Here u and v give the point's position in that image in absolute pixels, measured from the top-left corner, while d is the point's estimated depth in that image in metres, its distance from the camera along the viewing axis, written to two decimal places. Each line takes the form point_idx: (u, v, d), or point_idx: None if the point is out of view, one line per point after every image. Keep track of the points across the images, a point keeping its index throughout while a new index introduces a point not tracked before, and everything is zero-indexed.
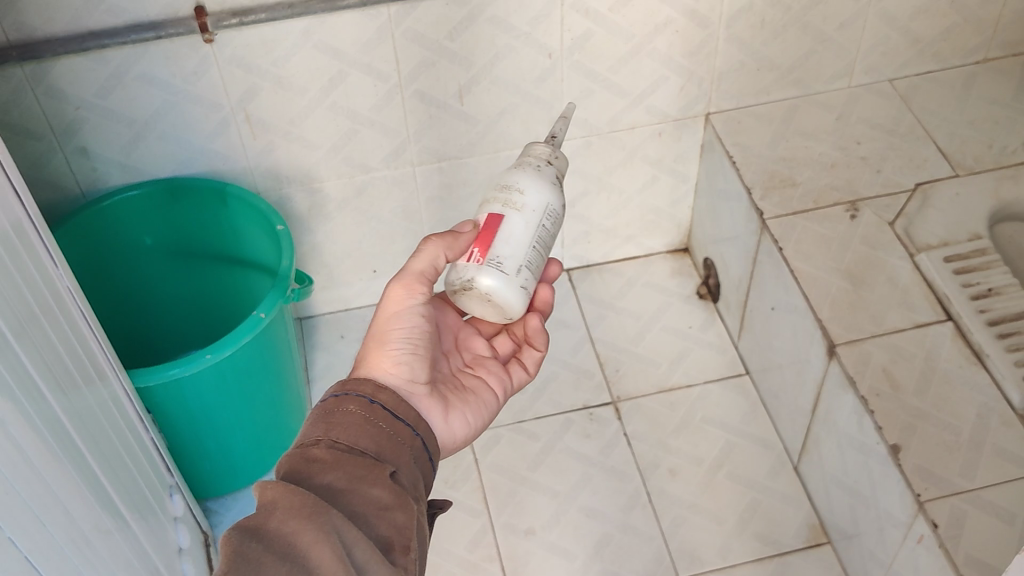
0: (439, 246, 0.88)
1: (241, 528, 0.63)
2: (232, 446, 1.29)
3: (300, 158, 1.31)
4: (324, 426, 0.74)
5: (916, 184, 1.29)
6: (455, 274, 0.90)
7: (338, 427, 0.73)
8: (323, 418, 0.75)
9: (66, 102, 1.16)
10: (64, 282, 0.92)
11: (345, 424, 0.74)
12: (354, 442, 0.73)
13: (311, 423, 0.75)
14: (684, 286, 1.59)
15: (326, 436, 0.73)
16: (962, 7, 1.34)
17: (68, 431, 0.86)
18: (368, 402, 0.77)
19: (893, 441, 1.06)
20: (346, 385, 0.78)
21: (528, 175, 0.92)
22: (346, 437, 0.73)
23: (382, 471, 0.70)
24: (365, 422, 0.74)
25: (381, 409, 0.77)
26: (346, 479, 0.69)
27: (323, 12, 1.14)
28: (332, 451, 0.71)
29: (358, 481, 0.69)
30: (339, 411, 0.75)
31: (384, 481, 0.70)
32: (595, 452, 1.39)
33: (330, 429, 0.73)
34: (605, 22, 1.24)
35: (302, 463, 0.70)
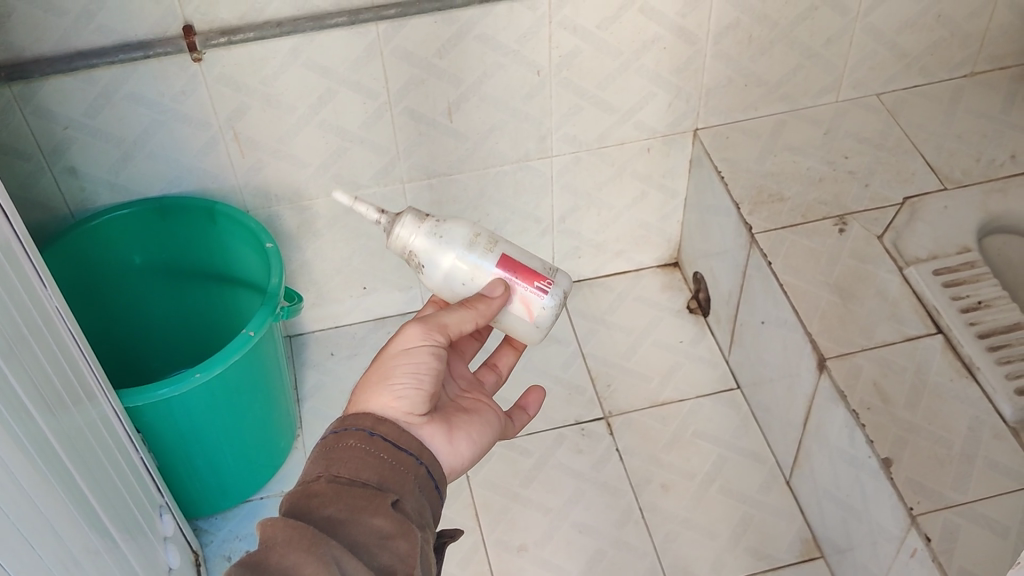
0: (472, 312, 0.91)
1: (241, 563, 0.64)
2: (222, 465, 1.28)
3: (289, 176, 1.31)
4: (325, 461, 0.73)
5: (904, 199, 1.30)
6: (542, 317, 0.98)
7: (338, 462, 0.73)
8: (324, 454, 0.74)
9: (54, 122, 1.15)
10: (51, 302, 0.91)
11: (346, 458, 0.73)
12: (356, 474, 0.72)
13: (312, 460, 0.75)
14: (675, 300, 1.59)
15: (327, 471, 0.72)
16: (948, 22, 1.35)
17: (57, 453, 0.86)
18: (368, 435, 0.76)
19: (885, 455, 1.06)
20: (346, 421, 0.78)
21: (459, 241, 0.94)
22: (347, 470, 0.72)
23: (383, 501, 0.70)
24: (366, 455, 0.73)
25: (383, 441, 0.75)
26: (348, 511, 0.69)
27: (311, 31, 1.14)
28: (333, 484, 0.71)
29: (359, 511, 0.69)
30: (340, 445, 0.74)
31: (385, 511, 0.69)
32: (587, 468, 1.38)
33: (331, 465, 0.73)
34: (593, 39, 1.25)
35: (303, 500, 0.70)
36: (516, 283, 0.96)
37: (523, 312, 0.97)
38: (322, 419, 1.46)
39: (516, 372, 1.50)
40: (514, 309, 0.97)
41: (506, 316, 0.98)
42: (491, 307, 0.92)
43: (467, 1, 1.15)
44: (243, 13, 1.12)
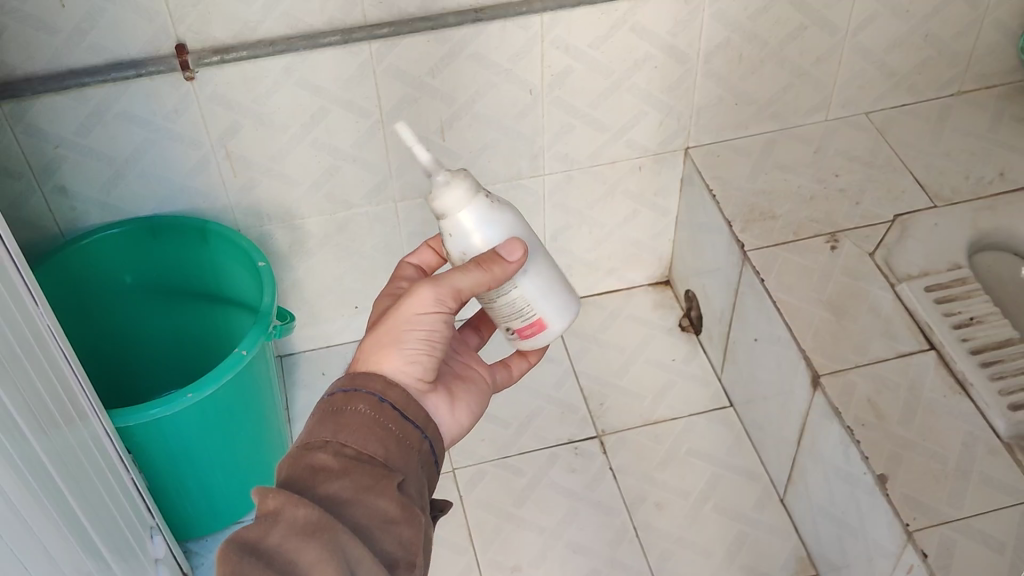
0: (486, 275, 0.82)
1: (237, 551, 0.63)
2: (213, 484, 1.26)
3: (281, 194, 1.31)
4: (332, 426, 0.72)
5: (895, 216, 1.30)
6: None
7: (347, 427, 0.72)
8: (331, 416, 0.73)
9: (45, 141, 1.15)
10: (44, 320, 0.90)
11: (354, 425, 0.72)
12: (362, 448, 0.71)
13: (318, 419, 0.73)
14: (667, 318, 1.59)
15: (334, 438, 0.71)
16: (936, 41, 1.37)
17: (51, 474, 0.85)
18: (379, 401, 0.75)
19: (880, 470, 1.06)
20: (355, 380, 0.76)
21: None
22: (354, 440, 0.71)
23: (389, 482, 0.69)
24: (374, 425, 0.73)
25: (391, 409, 0.75)
26: (354, 489, 0.68)
27: (304, 50, 1.14)
28: (341, 458, 0.70)
29: (364, 492, 0.68)
30: (349, 410, 0.73)
31: (390, 493, 0.69)
32: (581, 487, 1.38)
33: (339, 431, 0.72)
34: (585, 59, 1.25)
35: (310, 470, 0.69)
36: None
37: (561, 296, 0.92)
38: None
39: (509, 391, 1.49)
40: None
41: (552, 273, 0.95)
42: (508, 272, 0.83)
43: (461, 21, 1.16)
44: (235, 31, 1.11)
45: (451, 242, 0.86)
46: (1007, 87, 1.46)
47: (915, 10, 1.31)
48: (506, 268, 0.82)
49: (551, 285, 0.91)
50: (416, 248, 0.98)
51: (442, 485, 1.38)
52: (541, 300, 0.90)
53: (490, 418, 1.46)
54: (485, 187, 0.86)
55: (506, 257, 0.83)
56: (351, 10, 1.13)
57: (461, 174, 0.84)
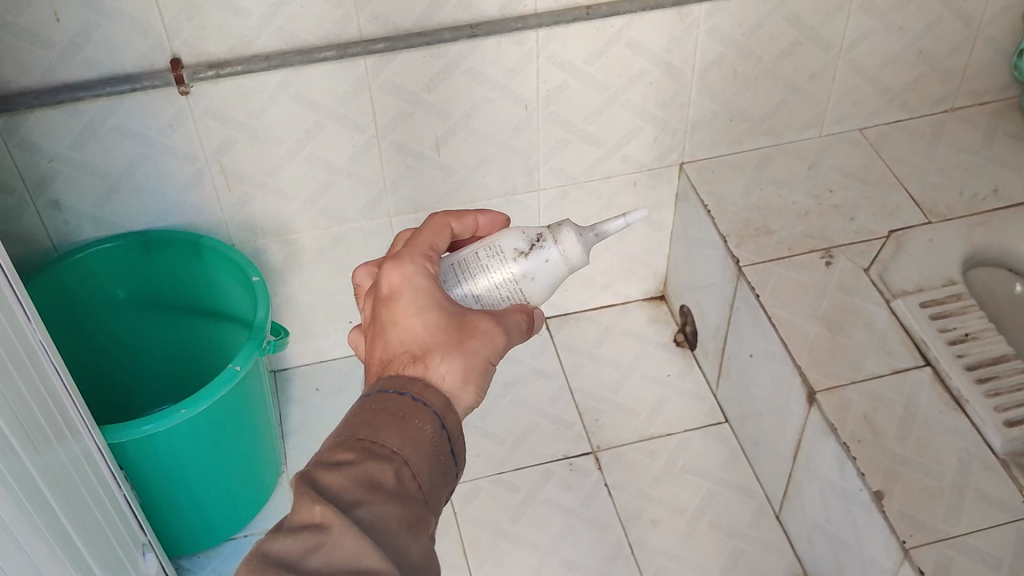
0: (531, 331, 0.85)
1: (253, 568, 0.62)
2: (205, 500, 1.25)
3: (277, 209, 1.30)
4: (401, 436, 0.69)
5: (889, 232, 1.30)
6: None
7: (415, 444, 0.69)
8: (398, 422, 0.69)
9: (39, 155, 1.14)
10: (36, 335, 0.89)
11: (420, 445, 0.69)
12: (417, 475, 0.69)
13: (383, 416, 0.70)
14: (662, 333, 1.59)
15: (400, 451, 0.68)
16: (930, 57, 1.37)
17: (41, 490, 0.84)
18: (442, 427, 0.72)
19: (876, 488, 1.06)
20: (424, 393, 0.72)
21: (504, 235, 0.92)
22: (415, 463, 0.69)
23: (427, 526, 0.68)
24: (434, 452, 0.70)
25: (448, 440, 0.72)
26: (397, 523, 0.66)
27: (300, 64, 1.14)
28: (397, 479, 0.67)
29: (408, 527, 0.67)
30: (418, 424, 0.70)
31: (425, 538, 0.68)
32: (576, 503, 1.37)
33: (405, 445, 0.69)
34: (580, 74, 1.26)
35: (366, 482, 0.66)
36: None
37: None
38: (306, 455, 1.44)
39: (503, 407, 1.49)
40: None
41: None
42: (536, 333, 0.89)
43: (456, 36, 1.16)
44: (230, 46, 1.11)
45: (547, 262, 0.91)
46: (1000, 103, 1.47)
47: (909, 26, 1.32)
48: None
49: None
50: (461, 212, 0.89)
51: None
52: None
53: (485, 434, 1.46)
54: None
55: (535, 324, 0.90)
56: (347, 25, 1.13)
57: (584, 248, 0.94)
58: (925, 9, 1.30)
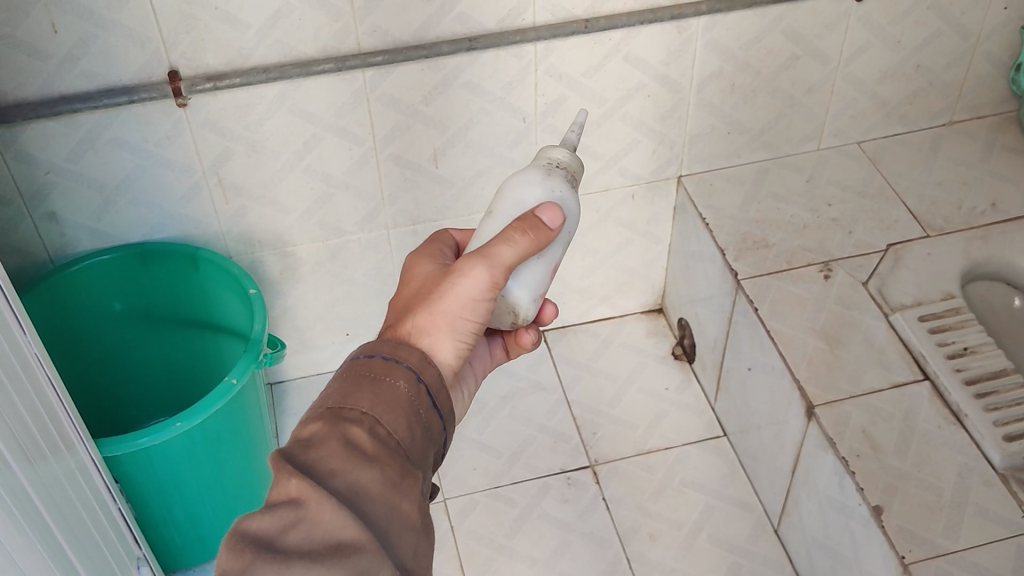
0: (530, 241, 0.78)
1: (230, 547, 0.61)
2: (199, 513, 1.24)
3: (274, 221, 1.30)
4: (371, 396, 0.69)
5: (888, 246, 1.30)
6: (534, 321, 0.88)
7: (387, 402, 0.69)
8: (369, 383, 0.70)
9: (35, 167, 1.14)
10: (31, 349, 0.88)
11: (392, 402, 0.69)
12: (393, 431, 0.68)
13: (354, 382, 0.70)
14: (660, 346, 1.58)
15: (371, 411, 0.68)
16: (927, 71, 1.38)
17: (35, 504, 0.83)
18: (418, 381, 0.72)
19: (875, 502, 1.05)
20: (397, 350, 0.73)
21: None
22: (389, 421, 0.68)
23: (414, 483, 0.67)
24: (409, 408, 0.70)
25: (426, 393, 0.72)
26: (381, 486, 0.65)
27: (297, 77, 1.14)
28: (374, 441, 0.67)
29: (392, 488, 0.66)
30: (388, 381, 0.70)
31: (413, 496, 0.67)
32: (573, 518, 1.36)
33: (376, 403, 0.69)
34: (578, 87, 1.26)
35: (343, 451, 0.65)
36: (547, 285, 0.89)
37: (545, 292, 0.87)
38: None
39: (500, 420, 1.48)
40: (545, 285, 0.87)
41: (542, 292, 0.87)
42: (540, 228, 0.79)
43: (454, 50, 1.16)
44: (229, 58, 1.11)
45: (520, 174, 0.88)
46: (998, 117, 1.47)
47: (907, 40, 1.32)
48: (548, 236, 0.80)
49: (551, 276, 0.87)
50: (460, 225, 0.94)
51: (433, 516, 1.37)
52: (539, 271, 0.85)
53: (482, 447, 1.45)
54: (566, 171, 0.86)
55: (546, 221, 0.80)
56: (345, 38, 1.13)
57: (579, 164, 0.88)
58: (923, 23, 1.31)
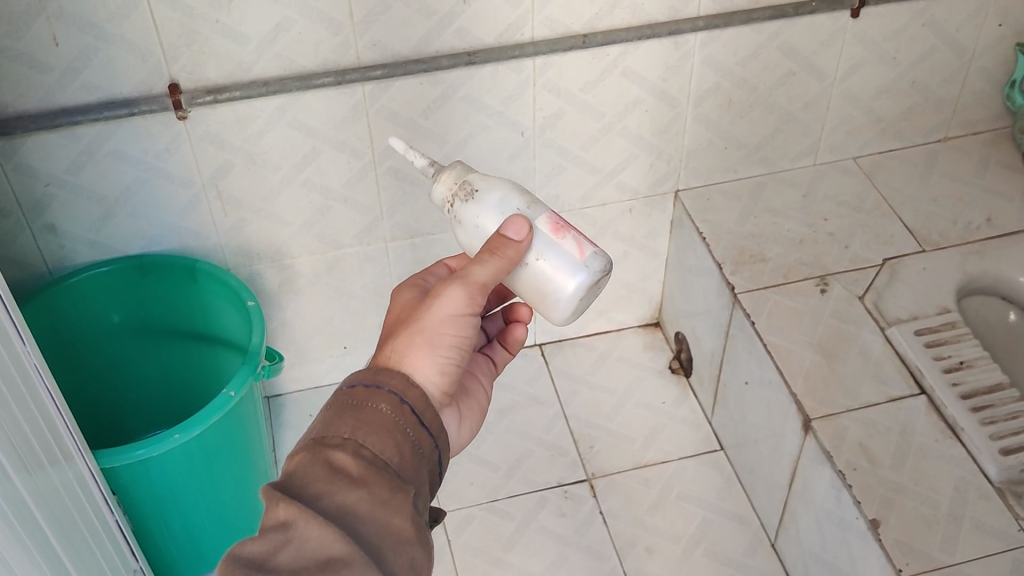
0: (502, 261, 0.81)
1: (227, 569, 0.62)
2: (198, 526, 1.24)
3: (272, 234, 1.30)
4: (352, 423, 0.69)
5: (884, 260, 1.31)
6: (591, 267, 0.86)
7: (369, 427, 0.69)
8: (352, 410, 0.70)
9: (35, 179, 1.14)
10: (30, 359, 0.89)
11: (375, 425, 0.69)
12: (379, 452, 0.68)
13: (336, 412, 0.70)
14: (657, 360, 1.59)
15: (353, 436, 0.68)
16: (923, 87, 1.39)
17: (33, 513, 0.83)
18: (400, 402, 0.72)
19: (872, 515, 1.06)
20: (377, 375, 0.73)
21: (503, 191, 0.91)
22: (373, 443, 0.68)
23: (406, 498, 0.67)
24: (393, 429, 0.70)
25: (412, 413, 0.72)
26: (369, 504, 0.65)
27: (297, 90, 1.15)
28: (358, 461, 0.67)
29: (380, 505, 0.65)
30: (370, 407, 0.70)
31: (405, 510, 0.66)
32: (570, 531, 1.36)
33: (358, 429, 0.69)
34: (576, 102, 1.26)
35: (326, 473, 0.66)
36: (569, 231, 0.86)
37: (573, 250, 0.85)
38: None
39: (498, 433, 1.48)
40: (568, 246, 0.85)
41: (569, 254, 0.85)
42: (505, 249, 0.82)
43: (453, 64, 1.17)
44: (229, 72, 1.12)
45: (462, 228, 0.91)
46: (993, 133, 1.48)
47: (903, 57, 1.33)
48: (517, 249, 0.82)
49: (559, 242, 0.85)
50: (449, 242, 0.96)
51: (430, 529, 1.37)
52: (547, 257, 0.85)
53: (479, 461, 1.45)
54: (463, 196, 0.88)
55: (510, 235, 0.82)
56: (345, 52, 1.14)
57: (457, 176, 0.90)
58: (918, 39, 1.32)
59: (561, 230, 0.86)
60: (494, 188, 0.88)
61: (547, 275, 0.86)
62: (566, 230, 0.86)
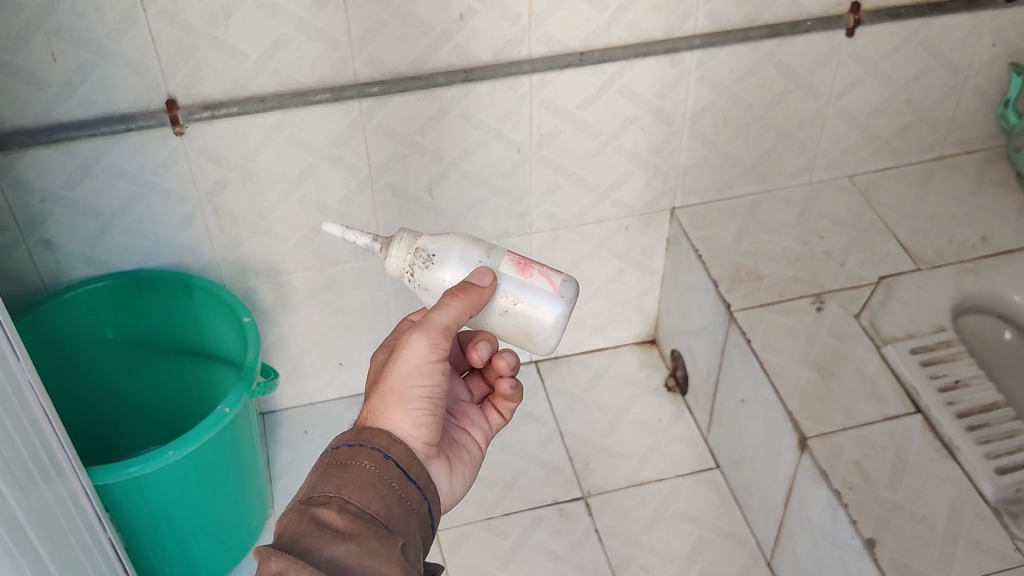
0: (465, 303, 0.82)
1: None
2: (192, 547, 1.24)
3: (268, 250, 1.30)
4: (337, 480, 0.70)
5: (880, 278, 1.31)
6: (561, 291, 0.89)
7: (353, 483, 0.70)
8: (336, 470, 0.71)
9: (31, 195, 1.14)
10: (25, 375, 0.88)
11: (359, 481, 0.70)
12: (365, 505, 0.69)
13: (321, 473, 0.71)
14: (652, 378, 1.58)
15: (338, 493, 0.69)
16: (918, 106, 1.39)
17: (26, 533, 0.83)
18: (383, 457, 0.73)
19: (868, 535, 1.05)
20: (360, 436, 0.74)
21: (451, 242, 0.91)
22: (358, 497, 0.69)
23: (394, 547, 0.67)
24: (378, 482, 0.71)
25: (395, 468, 0.73)
26: (358, 554, 0.65)
27: (295, 107, 1.15)
28: (345, 515, 0.67)
29: (369, 555, 0.65)
30: (354, 464, 0.71)
31: (395, 559, 0.66)
32: (565, 549, 1.36)
33: (342, 486, 0.70)
34: (572, 119, 1.27)
35: (313, 528, 0.66)
36: (533, 267, 0.88)
37: (545, 284, 0.88)
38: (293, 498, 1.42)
39: (492, 450, 1.48)
40: (537, 283, 0.88)
41: (542, 292, 0.88)
42: (478, 297, 0.83)
43: (450, 81, 1.17)
44: (226, 88, 1.12)
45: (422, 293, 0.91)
46: (987, 152, 1.49)
47: (898, 76, 1.34)
48: (479, 294, 0.83)
49: (529, 279, 0.88)
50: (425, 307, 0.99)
51: None
52: (523, 298, 0.88)
53: None
54: (421, 268, 0.88)
55: (476, 283, 0.85)
56: (342, 69, 1.14)
57: (405, 245, 0.88)
58: (913, 58, 1.32)
59: (527, 268, 0.88)
60: (447, 249, 0.88)
61: (527, 315, 0.88)
62: (531, 267, 0.88)
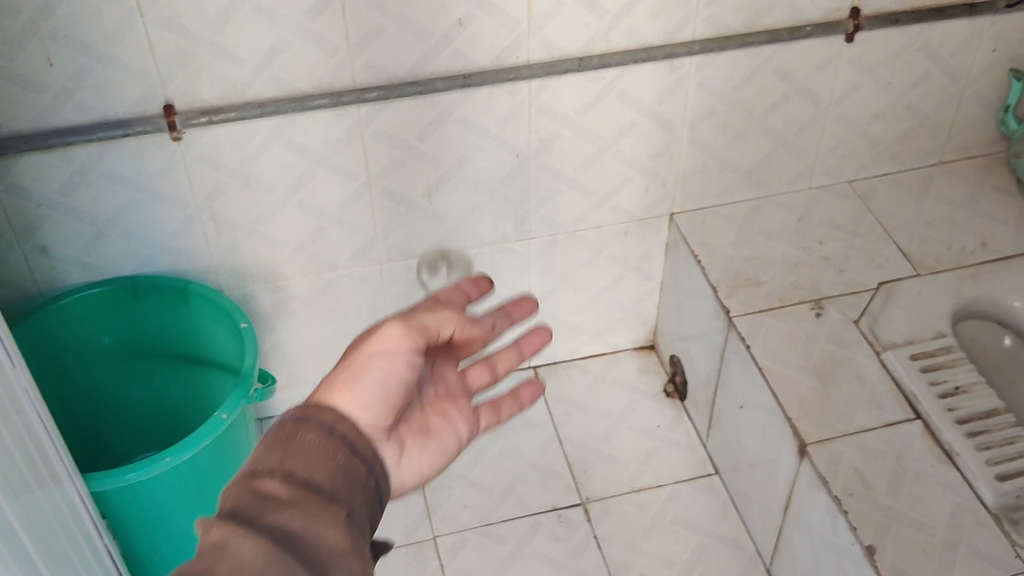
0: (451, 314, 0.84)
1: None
2: (188, 553, 1.23)
3: (266, 255, 1.30)
4: (280, 453, 0.65)
5: (879, 284, 1.31)
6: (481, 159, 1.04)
7: (296, 457, 0.65)
8: (279, 444, 0.66)
9: (28, 200, 1.14)
10: (20, 381, 0.88)
11: (303, 454, 0.65)
12: (310, 476, 0.64)
13: (264, 448, 0.66)
14: (651, 383, 1.58)
15: (282, 465, 0.64)
16: (918, 111, 1.39)
17: (22, 541, 0.82)
18: (330, 432, 0.68)
19: (868, 542, 1.05)
20: (307, 411, 0.69)
21: None
22: (303, 469, 0.64)
23: (337, 515, 0.62)
24: (323, 455, 0.66)
25: (342, 443, 0.68)
26: (302, 520, 0.61)
27: (293, 112, 1.14)
28: (289, 487, 0.62)
29: (313, 521, 0.61)
30: (299, 438, 0.66)
31: (339, 525, 0.62)
32: (564, 556, 1.35)
33: (287, 458, 0.65)
34: (571, 124, 1.26)
35: (255, 498, 0.61)
36: None
37: None
38: None
39: (491, 456, 1.47)
40: None
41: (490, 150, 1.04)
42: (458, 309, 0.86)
43: (449, 86, 1.17)
44: (224, 93, 1.12)
45: None
46: (986, 158, 1.48)
47: (897, 81, 1.34)
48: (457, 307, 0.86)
49: None
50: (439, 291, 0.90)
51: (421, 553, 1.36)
52: None
53: (473, 484, 1.44)
54: None
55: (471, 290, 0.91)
56: (341, 74, 1.13)
57: None
58: (912, 64, 1.32)
59: None
60: None
61: None
62: None
